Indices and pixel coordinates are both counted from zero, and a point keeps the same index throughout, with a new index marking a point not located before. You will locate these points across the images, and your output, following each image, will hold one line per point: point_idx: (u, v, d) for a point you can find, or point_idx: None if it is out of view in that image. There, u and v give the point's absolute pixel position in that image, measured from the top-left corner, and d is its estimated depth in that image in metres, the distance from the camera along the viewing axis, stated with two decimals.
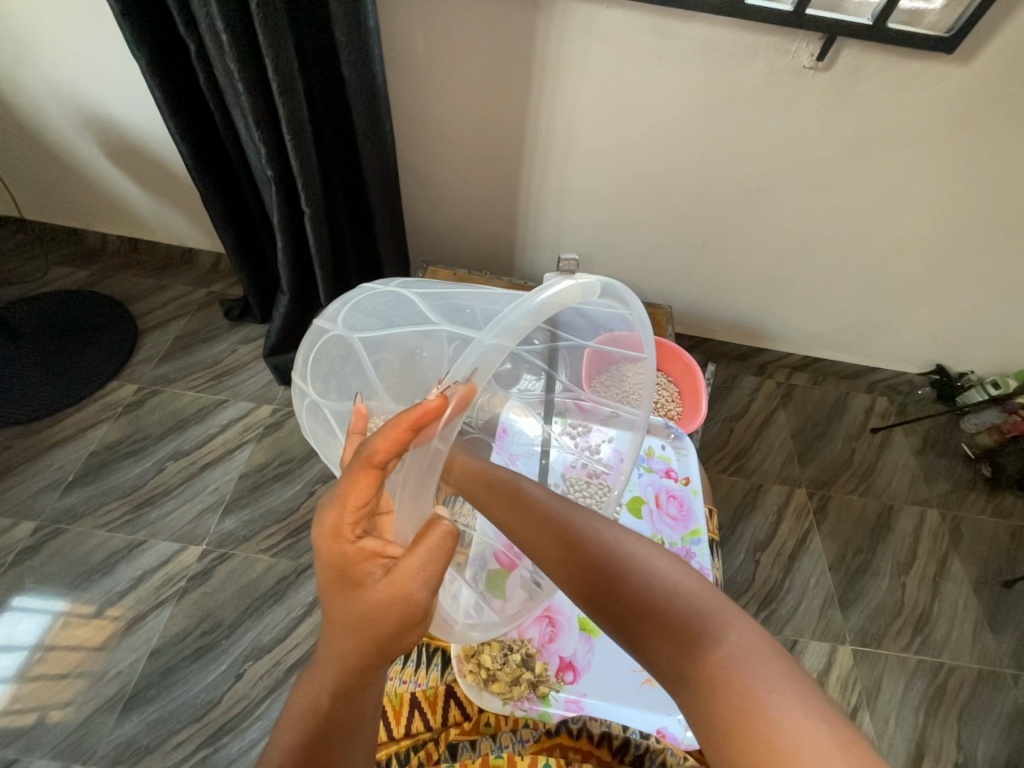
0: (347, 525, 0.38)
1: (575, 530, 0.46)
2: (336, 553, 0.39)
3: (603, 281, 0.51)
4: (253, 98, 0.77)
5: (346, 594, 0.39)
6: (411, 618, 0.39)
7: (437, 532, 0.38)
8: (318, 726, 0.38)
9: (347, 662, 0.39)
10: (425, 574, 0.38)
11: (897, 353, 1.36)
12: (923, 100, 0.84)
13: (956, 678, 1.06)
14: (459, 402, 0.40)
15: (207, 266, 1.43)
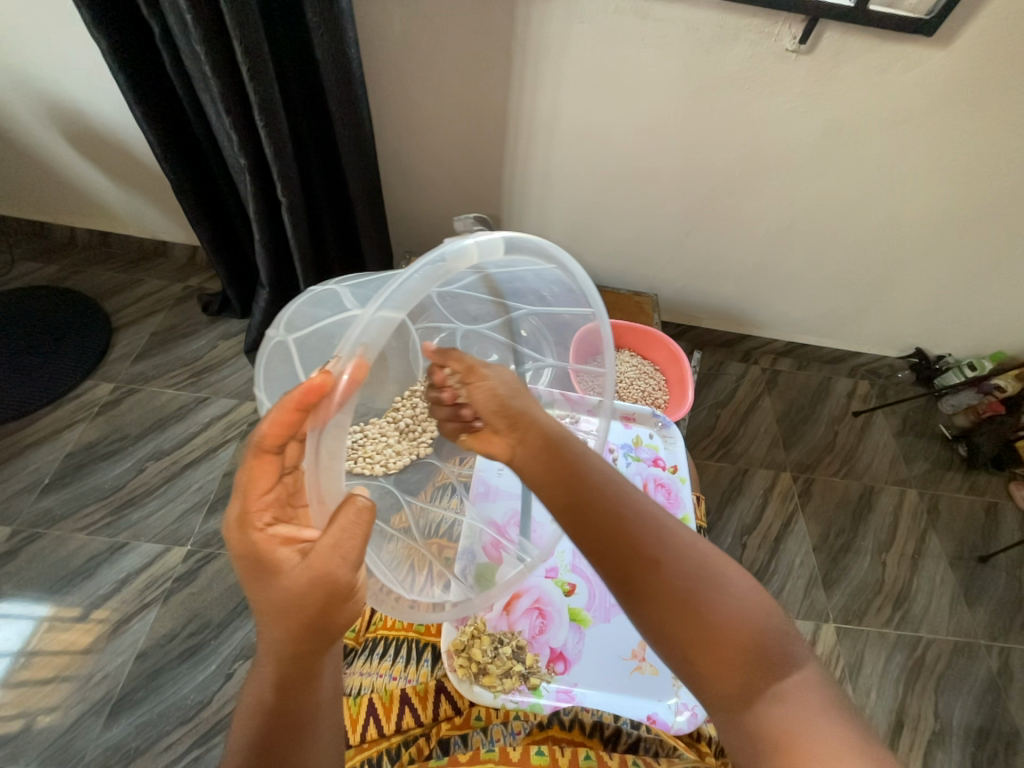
0: (254, 515, 0.42)
1: (669, 541, 0.44)
2: (247, 544, 0.41)
3: (506, 239, 0.48)
4: (223, 82, 0.74)
5: (269, 586, 0.40)
6: (337, 594, 0.40)
7: (350, 509, 0.39)
8: (264, 720, 0.38)
9: (284, 652, 0.39)
10: (340, 548, 0.39)
11: (878, 336, 1.38)
12: (904, 83, 0.85)
13: (934, 650, 1.10)
14: (352, 378, 0.41)
15: (182, 259, 1.38)
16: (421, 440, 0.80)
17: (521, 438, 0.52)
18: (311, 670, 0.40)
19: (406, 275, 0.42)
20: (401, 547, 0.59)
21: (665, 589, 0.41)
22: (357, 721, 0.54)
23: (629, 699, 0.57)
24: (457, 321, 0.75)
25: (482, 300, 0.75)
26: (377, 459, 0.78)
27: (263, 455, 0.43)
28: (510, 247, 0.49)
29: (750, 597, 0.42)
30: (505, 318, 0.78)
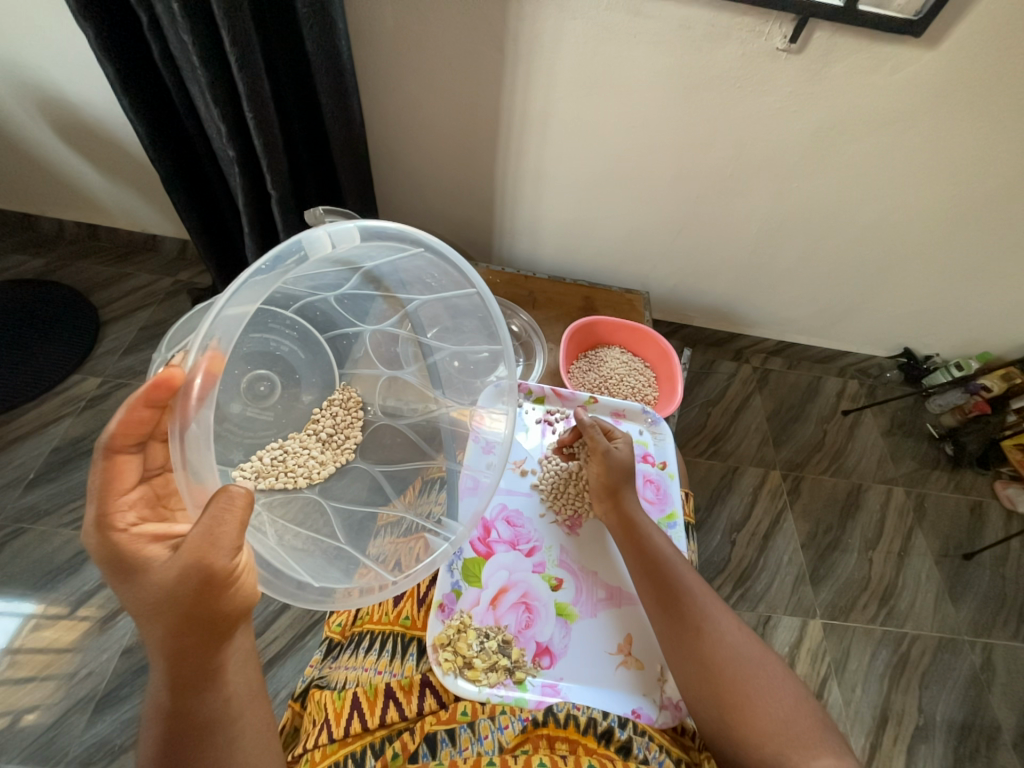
0: (116, 515, 0.43)
1: (715, 622, 0.55)
2: (111, 547, 0.41)
3: (362, 227, 0.55)
4: (211, 72, 0.73)
5: (139, 588, 0.40)
6: (212, 581, 0.39)
7: (224, 496, 0.40)
8: (164, 724, 0.39)
9: (167, 651, 0.39)
10: (211, 534, 0.39)
11: (868, 336, 1.40)
12: (894, 82, 0.85)
13: (918, 646, 1.11)
14: (206, 373, 0.46)
15: (172, 253, 1.37)
16: (345, 445, 0.73)
17: (611, 503, 0.66)
18: (205, 667, 0.41)
19: (251, 276, 0.48)
20: (389, 543, 0.62)
21: (706, 655, 0.53)
22: (341, 714, 0.53)
23: (613, 694, 0.58)
24: (361, 324, 0.75)
25: (372, 297, 0.73)
26: (295, 470, 0.69)
27: (115, 457, 0.45)
28: (366, 234, 0.56)
29: (778, 682, 0.51)
30: (402, 312, 0.74)
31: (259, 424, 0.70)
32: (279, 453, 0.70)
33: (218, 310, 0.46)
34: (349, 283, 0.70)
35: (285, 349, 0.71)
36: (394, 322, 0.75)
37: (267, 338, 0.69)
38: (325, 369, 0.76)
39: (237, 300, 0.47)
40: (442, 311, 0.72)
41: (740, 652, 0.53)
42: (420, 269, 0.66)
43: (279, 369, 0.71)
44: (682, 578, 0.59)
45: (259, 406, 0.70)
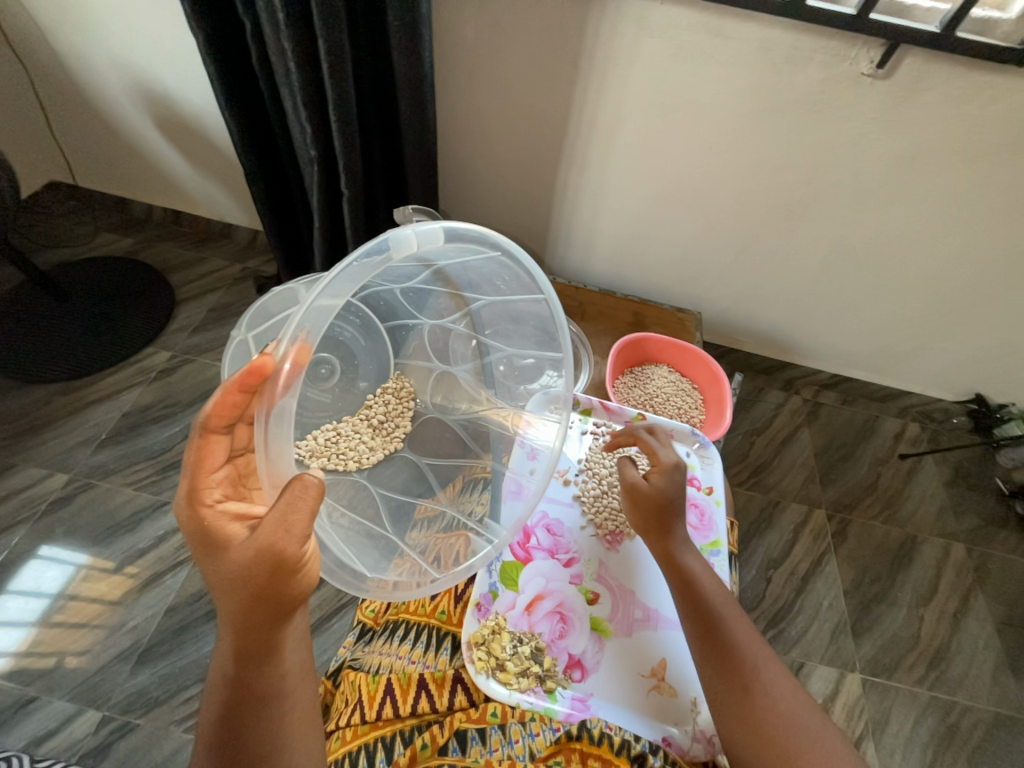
0: (205, 491, 0.46)
1: (767, 680, 0.52)
2: (196, 521, 0.45)
3: (445, 228, 0.57)
4: (304, 77, 0.78)
5: (218, 561, 0.43)
6: (283, 566, 0.41)
7: (299, 483, 0.41)
8: (227, 689, 0.42)
9: (236, 625, 0.41)
10: (284, 520, 0.41)
11: (934, 378, 1.31)
12: (989, 113, 0.81)
13: (970, 718, 1.02)
14: (294, 361, 0.47)
15: (244, 241, 1.46)
16: (395, 435, 0.76)
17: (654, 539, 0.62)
18: (266, 643, 0.43)
19: (340, 273, 0.50)
20: (426, 537, 0.64)
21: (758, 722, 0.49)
22: (374, 697, 0.54)
23: (644, 717, 0.56)
24: (423, 317, 0.77)
25: (437, 292, 0.74)
26: (347, 454, 0.72)
27: (208, 435, 0.48)
28: (449, 236, 0.58)
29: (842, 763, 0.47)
30: (465, 310, 0.75)
31: (317, 404, 0.75)
32: (333, 436, 0.73)
33: (310, 302, 0.48)
34: (419, 277, 0.71)
35: (346, 335, 0.76)
36: (455, 320, 0.76)
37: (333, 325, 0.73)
38: (382, 358, 0.80)
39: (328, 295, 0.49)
40: (504, 312, 0.72)
41: (800, 725, 0.49)
42: (491, 271, 0.67)
43: (340, 354, 0.76)
44: (732, 629, 0.55)
45: (319, 387, 0.76)
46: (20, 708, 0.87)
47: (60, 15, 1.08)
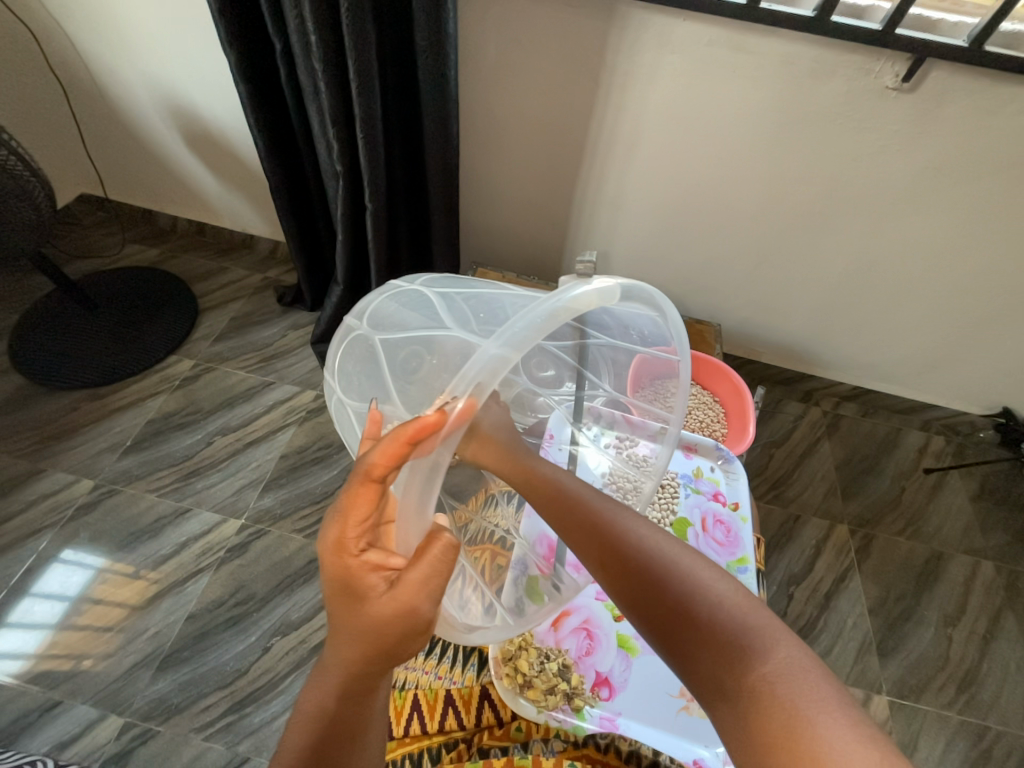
0: (351, 539, 0.39)
1: (622, 535, 0.47)
2: (342, 567, 0.39)
3: (621, 285, 0.49)
4: (333, 96, 0.80)
5: (350, 606, 0.40)
6: (417, 626, 0.39)
7: (438, 546, 0.38)
8: (323, 723, 0.39)
9: (356, 670, 0.40)
10: (427, 584, 0.38)
11: (959, 390, 1.28)
12: (1015, 125, 0.80)
13: (1003, 745, 0.98)
14: (461, 414, 0.39)
15: (265, 252, 1.49)
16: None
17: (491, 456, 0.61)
18: (373, 685, 0.41)
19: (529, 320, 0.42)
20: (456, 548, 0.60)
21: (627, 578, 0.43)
22: (401, 713, 0.56)
23: (674, 738, 0.55)
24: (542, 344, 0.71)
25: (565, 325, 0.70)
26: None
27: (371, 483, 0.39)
28: (621, 293, 0.50)
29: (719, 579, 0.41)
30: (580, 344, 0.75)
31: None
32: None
33: (490, 349, 0.40)
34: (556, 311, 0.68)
35: None
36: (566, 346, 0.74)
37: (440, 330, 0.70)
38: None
39: (512, 345, 0.41)
40: (625, 361, 0.77)
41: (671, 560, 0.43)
42: (635, 324, 0.66)
43: None
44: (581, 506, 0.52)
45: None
46: (44, 712, 0.88)
47: (97, 37, 1.12)
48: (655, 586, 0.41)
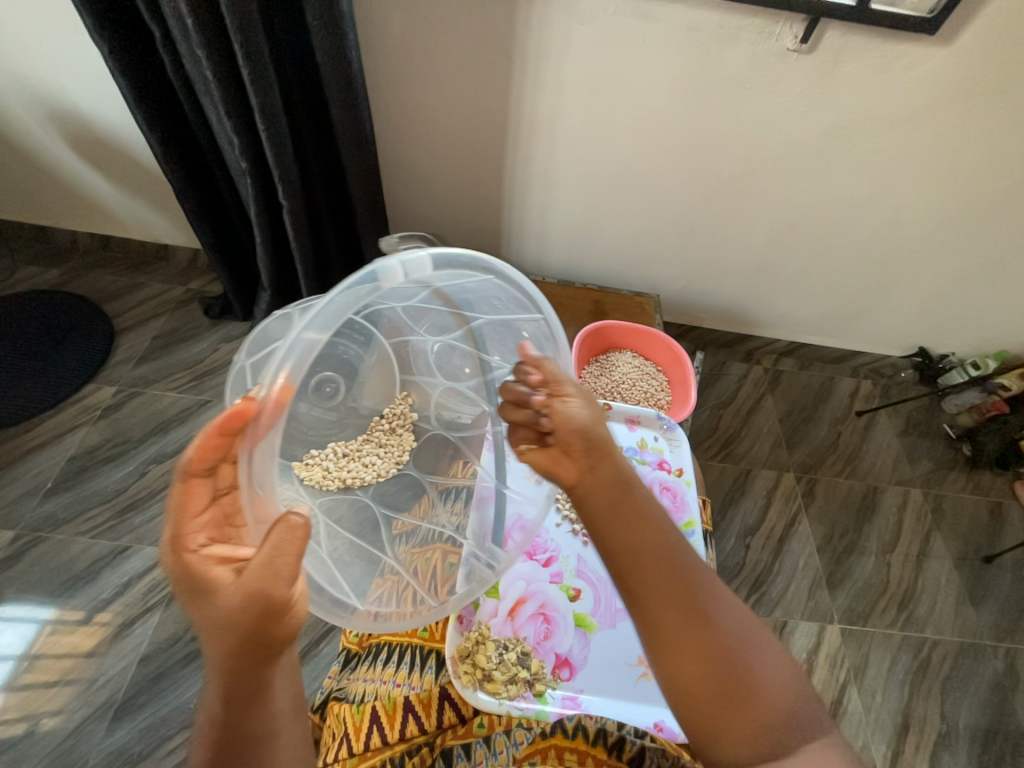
0: (189, 537, 0.42)
1: (706, 591, 0.43)
2: (180, 569, 0.40)
3: (434, 255, 0.49)
4: (224, 85, 0.74)
5: (206, 609, 0.39)
6: (274, 609, 0.38)
7: (284, 527, 0.38)
8: (217, 732, 0.37)
9: (228, 671, 0.37)
10: (273, 563, 0.38)
11: (881, 335, 1.38)
12: (903, 81, 0.84)
13: (939, 651, 1.09)
14: (277, 401, 0.41)
15: (184, 262, 1.38)
16: (400, 452, 0.78)
17: (592, 467, 0.49)
18: (256, 685, 0.38)
19: (327, 303, 0.43)
20: (406, 555, 0.63)
21: (702, 654, 0.40)
22: (360, 727, 0.54)
23: (635, 705, 0.58)
24: (426, 333, 0.71)
25: (441, 313, 0.67)
26: (348, 471, 0.75)
27: (189, 481, 0.43)
28: (437, 263, 0.50)
29: (774, 656, 0.42)
30: (467, 328, 0.68)
31: (321, 422, 0.75)
32: (341, 453, 0.76)
33: (293, 336, 0.42)
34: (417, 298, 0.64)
35: (351, 353, 0.70)
36: (458, 336, 0.69)
37: (337, 343, 0.67)
38: (387, 373, 0.77)
39: (311, 333, 0.42)
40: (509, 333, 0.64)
41: (747, 621, 0.43)
42: (488, 293, 0.59)
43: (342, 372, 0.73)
44: (664, 544, 0.45)
45: (322, 405, 0.74)
46: None
47: None
48: (728, 650, 0.41)
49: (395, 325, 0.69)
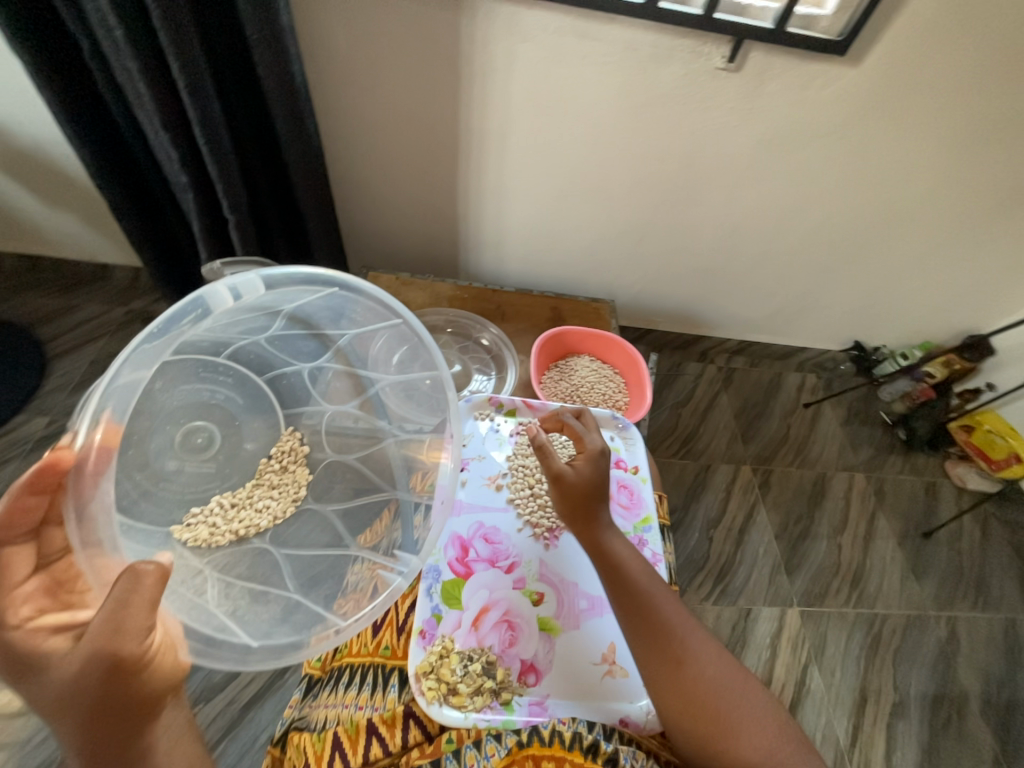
0: (14, 611, 0.44)
1: (692, 650, 0.55)
2: (9, 649, 0.42)
3: (263, 275, 0.64)
4: (159, 98, 0.71)
5: (43, 687, 0.40)
6: (119, 668, 0.40)
7: (122, 581, 0.40)
8: None
9: (87, 743, 0.40)
10: (112, 621, 0.40)
11: (821, 331, 1.47)
12: (822, 98, 0.91)
13: (889, 625, 1.16)
14: (101, 444, 0.53)
15: (124, 281, 1.31)
16: (297, 489, 0.73)
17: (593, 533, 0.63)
18: (128, 756, 0.41)
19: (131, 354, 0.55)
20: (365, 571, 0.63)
21: (688, 698, 0.52)
22: (322, 757, 0.53)
23: (601, 703, 0.59)
24: (298, 362, 0.78)
25: (302, 340, 0.78)
26: (240, 521, 0.69)
27: (4, 549, 0.47)
28: (269, 282, 0.65)
29: (755, 705, 0.53)
30: (335, 348, 0.79)
31: (199, 477, 0.71)
32: (229, 504, 0.70)
33: (106, 387, 0.53)
34: (277, 326, 0.75)
35: (220, 396, 0.74)
36: (326, 358, 0.79)
37: (198, 388, 0.72)
38: (268, 411, 0.78)
39: (126, 370, 0.55)
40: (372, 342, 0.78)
41: (731, 679, 0.54)
42: (335, 309, 0.74)
43: (216, 418, 0.74)
44: (657, 607, 0.57)
45: (199, 459, 0.72)
46: None
47: None
48: (711, 697, 0.52)
49: (269, 360, 0.77)
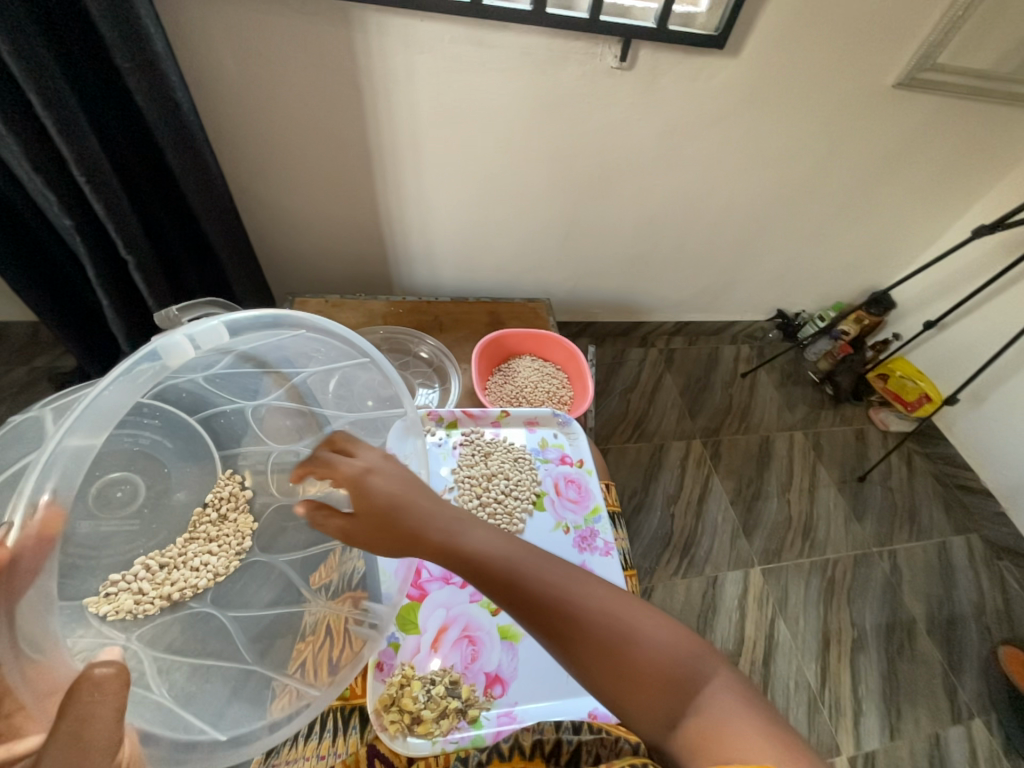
0: None
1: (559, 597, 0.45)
2: None
3: (228, 322, 0.55)
4: (25, 140, 0.65)
5: None
6: None
7: (85, 688, 0.35)
8: None
9: None
10: (75, 740, 0.33)
11: (747, 303, 1.57)
12: (712, 88, 0.97)
13: (840, 567, 1.25)
14: (42, 534, 0.40)
15: (21, 339, 1.19)
16: (239, 541, 0.69)
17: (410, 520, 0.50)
18: None
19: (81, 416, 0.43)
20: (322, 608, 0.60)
21: (562, 652, 0.43)
22: None
23: (570, 700, 0.59)
24: (240, 399, 0.72)
25: (250, 375, 0.70)
26: (172, 583, 0.64)
27: None
28: (234, 329, 0.56)
29: (639, 624, 0.44)
30: (288, 385, 0.71)
31: (120, 536, 0.65)
32: (156, 567, 0.65)
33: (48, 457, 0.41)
34: (221, 364, 0.66)
35: (146, 441, 0.66)
36: (275, 394, 0.72)
37: (120, 434, 0.62)
38: (202, 452, 0.73)
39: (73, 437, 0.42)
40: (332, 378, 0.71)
41: (612, 614, 0.44)
42: (298, 348, 0.66)
43: (139, 467, 0.66)
44: (504, 569, 0.47)
45: (118, 516, 0.65)
46: None
47: None
48: (591, 641, 0.43)
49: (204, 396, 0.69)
